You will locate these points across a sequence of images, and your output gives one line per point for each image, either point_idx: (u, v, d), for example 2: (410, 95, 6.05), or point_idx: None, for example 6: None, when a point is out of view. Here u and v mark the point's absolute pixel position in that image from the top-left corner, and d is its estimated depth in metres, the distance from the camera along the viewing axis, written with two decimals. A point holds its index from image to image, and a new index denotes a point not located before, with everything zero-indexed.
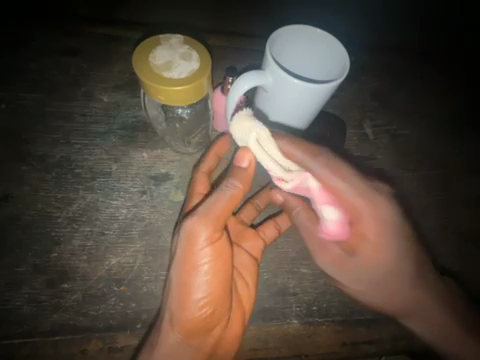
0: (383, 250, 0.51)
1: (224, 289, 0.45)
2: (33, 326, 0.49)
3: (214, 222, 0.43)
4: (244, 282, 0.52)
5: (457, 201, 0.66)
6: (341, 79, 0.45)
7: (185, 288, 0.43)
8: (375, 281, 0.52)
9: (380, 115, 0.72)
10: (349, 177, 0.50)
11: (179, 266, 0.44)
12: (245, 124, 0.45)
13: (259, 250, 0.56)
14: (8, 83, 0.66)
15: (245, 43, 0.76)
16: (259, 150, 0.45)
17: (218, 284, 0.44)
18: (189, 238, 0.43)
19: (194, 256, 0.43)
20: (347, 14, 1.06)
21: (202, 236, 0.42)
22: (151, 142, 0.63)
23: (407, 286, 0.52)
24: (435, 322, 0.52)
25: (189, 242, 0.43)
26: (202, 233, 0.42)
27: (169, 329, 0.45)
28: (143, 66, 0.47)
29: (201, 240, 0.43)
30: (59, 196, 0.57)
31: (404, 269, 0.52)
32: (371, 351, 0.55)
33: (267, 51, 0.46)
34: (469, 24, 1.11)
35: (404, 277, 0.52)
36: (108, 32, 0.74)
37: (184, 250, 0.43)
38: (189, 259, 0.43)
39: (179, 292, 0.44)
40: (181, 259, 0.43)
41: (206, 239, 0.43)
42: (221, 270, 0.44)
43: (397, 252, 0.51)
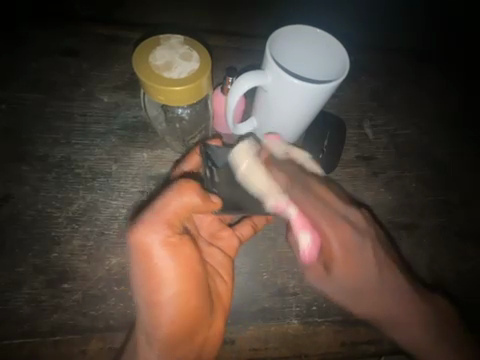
0: (348, 252, 0.53)
1: (195, 293, 0.41)
2: (33, 326, 0.49)
3: (166, 226, 0.38)
4: (221, 280, 0.49)
5: (456, 202, 0.67)
6: (340, 80, 0.45)
7: (153, 298, 0.40)
8: (338, 280, 0.53)
9: (379, 115, 0.72)
10: (304, 197, 0.50)
11: (138, 277, 0.40)
12: (240, 153, 0.49)
13: (234, 248, 0.53)
14: (8, 83, 0.66)
15: (245, 43, 0.76)
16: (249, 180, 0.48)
17: (187, 285, 0.40)
18: (141, 248, 0.38)
19: (153, 267, 0.39)
20: (347, 14, 1.06)
21: (150, 244, 0.38)
22: (151, 142, 0.63)
23: (369, 282, 0.54)
24: (410, 316, 0.54)
25: (142, 253, 0.38)
26: (155, 239, 0.38)
27: (149, 341, 0.42)
28: (143, 66, 0.47)
29: (158, 247, 0.38)
30: (60, 196, 0.57)
31: (367, 268, 0.54)
32: (371, 351, 0.55)
33: (267, 51, 0.46)
34: (468, 25, 1.11)
35: (368, 277, 0.54)
36: (108, 32, 0.74)
37: (141, 262, 0.39)
38: (149, 271, 0.39)
39: (146, 305, 0.40)
40: (141, 272, 0.39)
41: (161, 246, 0.38)
42: (189, 271, 0.40)
43: (364, 270, 0.54)
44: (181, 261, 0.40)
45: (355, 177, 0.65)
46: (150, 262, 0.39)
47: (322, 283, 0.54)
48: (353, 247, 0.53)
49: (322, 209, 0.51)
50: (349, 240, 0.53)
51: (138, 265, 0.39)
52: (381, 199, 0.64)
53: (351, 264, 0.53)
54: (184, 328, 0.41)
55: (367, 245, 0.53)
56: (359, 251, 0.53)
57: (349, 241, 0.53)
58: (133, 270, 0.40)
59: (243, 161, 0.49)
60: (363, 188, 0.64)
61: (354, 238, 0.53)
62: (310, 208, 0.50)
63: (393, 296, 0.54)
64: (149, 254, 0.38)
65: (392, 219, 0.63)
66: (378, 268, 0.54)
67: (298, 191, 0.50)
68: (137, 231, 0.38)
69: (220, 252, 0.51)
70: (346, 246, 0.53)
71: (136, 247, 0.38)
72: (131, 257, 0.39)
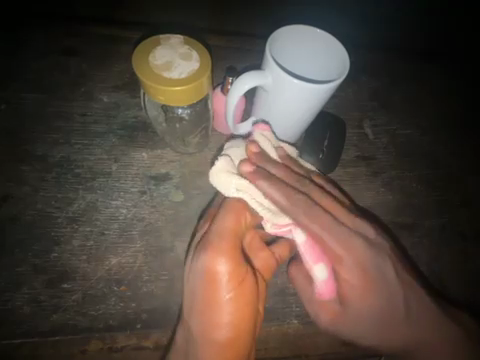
0: (364, 291, 0.44)
1: (248, 325, 0.41)
2: (33, 326, 0.49)
3: (235, 253, 0.40)
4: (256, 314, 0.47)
5: (457, 202, 0.67)
6: (341, 80, 0.45)
7: (210, 322, 0.41)
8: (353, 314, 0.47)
9: (379, 116, 0.72)
10: (298, 208, 0.42)
11: (198, 299, 0.41)
12: (217, 168, 0.45)
13: (269, 268, 0.49)
14: (8, 83, 0.66)
15: (246, 43, 0.76)
16: (243, 192, 0.44)
17: (243, 314, 0.41)
18: (210, 271, 0.39)
19: (217, 291, 0.40)
20: (347, 14, 1.06)
21: (221, 268, 0.39)
22: (151, 142, 0.63)
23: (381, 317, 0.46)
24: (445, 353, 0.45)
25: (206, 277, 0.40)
26: (223, 267, 0.39)
27: None
28: (143, 66, 0.47)
29: (226, 279, 0.39)
30: (59, 196, 0.57)
31: (383, 300, 0.44)
32: (371, 352, 0.55)
33: (267, 51, 0.46)
34: (468, 25, 1.11)
35: (387, 308, 0.45)
36: (108, 32, 0.74)
37: (207, 283, 0.40)
38: (211, 294, 0.40)
39: (200, 325, 0.41)
40: (203, 292, 0.40)
41: (228, 272, 0.39)
42: (248, 301, 0.41)
43: (383, 294, 0.44)
44: (246, 296, 0.40)
45: (355, 177, 0.65)
46: (213, 289, 0.40)
47: (338, 322, 0.49)
48: (375, 276, 0.44)
49: (333, 225, 0.43)
50: (370, 265, 0.43)
51: (200, 288, 0.40)
52: (381, 199, 0.64)
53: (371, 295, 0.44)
54: (228, 354, 0.41)
55: (389, 271, 0.44)
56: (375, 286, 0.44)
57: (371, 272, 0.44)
58: (192, 291, 0.42)
59: (227, 186, 0.44)
60: (363, 188, 0.64)
61: (371, 268, 0.43)
62: (315, 225, 0.42)
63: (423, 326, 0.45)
64: (213, 280, 0.40)
65: (393, 218, 0.63)
66: (401, 288, 0.45)
67: (296, 203, 0.42)
68: (201, 256, 0.40)
69: (260, 278, 0.47)
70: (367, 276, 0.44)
71: (205, 272, 0.40)
72: (195, 280, 0.41)
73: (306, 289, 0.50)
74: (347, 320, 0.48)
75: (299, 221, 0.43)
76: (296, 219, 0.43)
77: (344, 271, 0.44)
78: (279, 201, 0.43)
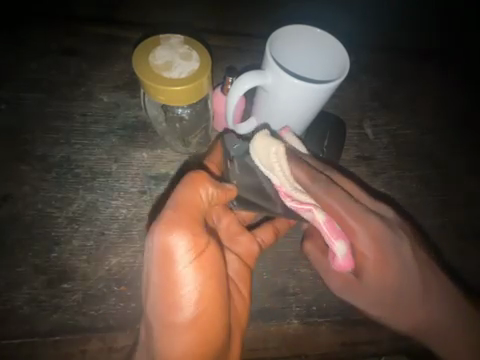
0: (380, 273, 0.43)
1: (216, 291, 0.40)
2: (33, 326, 0.49)
3: (190, 222, 0.39)
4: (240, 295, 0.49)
5: (457, 202, 0.66)
6: (341, 80, 0.45)
7: (168, 300, 0.39)
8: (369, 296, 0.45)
9: (379, 116, 0.72)
10: (342, 199, 0.41)
11: (153, 278, 0.39)
12: (263, 141, 0.43)
13: (253, 256, 0.53)
14: (8, 83, 0.66)
15: (246, 43, 0.76)
16: (273, 165, 0.43)
17: (206, 281, 0.40)
18: (162, 246, 0.38)
19: (175, 266, 0.38)
20: (347, 14, 1.06)
21: (176, 241, 0.38)
22: (151, 142, 0.63)
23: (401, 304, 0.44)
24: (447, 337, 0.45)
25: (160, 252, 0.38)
26: (178, 240, 0.38)
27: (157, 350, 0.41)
28: (142, 66, 0.47)
29: (183, 250, 0.38)
30: (59, 196, 0.57)
31: (405, 281, 0.43)
32: (371, 352, 0.55)
33: (267, 51, 0.46)
34: (468, 25, 1.11)
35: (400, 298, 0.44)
36: (108, 32, 0.74)
37: (160, 260, 0.38)
38: (168, 270, 0.38)
39: (162, 307, 0.40)
40: (158, 270, 0.39)
41: (186, 244, 0.38)
42: (211, 273, 0.40)
43: (401, 274, 0.42)
44: (205, 266, 0.39)
45: (355, 177, 0.65)
46: (165, 266, 0.38)
47: (351, 291, 0.47)
48: (391, 256, 0.42)
49: (345, 200, 0.41)
50: (386, 248, 0.42)
51: (155, 271, 0.39)
52: (381, 199, 0.64)
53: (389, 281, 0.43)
54: (201, 329, 0.40)
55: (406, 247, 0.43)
56: (394, 266, 0.42)
57: (388, 250, 0.42)
58: (147, 272, 0.40)
59: (261, 155, 0.43)
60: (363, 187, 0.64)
61: (389, 244, 0.42)
62: (337, 201, 0.41)
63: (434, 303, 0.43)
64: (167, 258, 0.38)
65: None
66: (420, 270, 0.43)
67: (318, 179, 0.41)
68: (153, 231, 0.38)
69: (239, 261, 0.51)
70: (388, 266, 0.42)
71: (159, 249, 0.38)
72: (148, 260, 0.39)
73: (322, 261, 0.51)
74: (362, 294, 0.46)
75: (313, 191, 0.42)
76: (310, 190, 0.42)
77: (361, 246, 0.42)
78: (305, 175, 0.41)
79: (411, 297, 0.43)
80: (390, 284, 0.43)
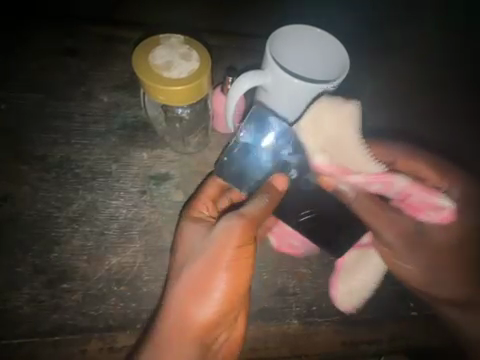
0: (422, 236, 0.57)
1: (241, 294, 0.46)
2: (33, 326, 0.49)
3: (250, 226, 0.45)
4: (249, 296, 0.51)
5: None
6: (340, 80, 0.46)
7: (220, 313, 0.46)
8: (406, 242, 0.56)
9: (379, 115, 0.72)
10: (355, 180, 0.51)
11: (220, 287, 0.45)
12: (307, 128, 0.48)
13: None
14: (8, 83, 0.66)
15: (246, 42, 0.76)
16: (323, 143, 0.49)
17: (237, 284, 0.45)
18: (230, 228, 0.45)
19: (226, 248, 0.45)
20: (348, 14, 1.06)
21: (238, 232, 0.45)
22: (151, 142, 0.63)
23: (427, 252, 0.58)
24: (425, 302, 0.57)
25: (242, 269, 0.45)
26: (235, 230, 0.45)
27: (165, 311, 0.46)
28: (142, 65, 0.47)
29: (235, 242, 0.45)
30: (59, 196, 0.57)
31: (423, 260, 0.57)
32: (371, 351, 0.55)
33: (266, 51, 0.47)
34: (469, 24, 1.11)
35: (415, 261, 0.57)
36: (108, 32, 0.74)
37: (221, 238, 0.45)
38: (221, 248, 0.45)
39: (202, 275, 0.45)
40: (214, 246, 0.45)
41: (241, 238, 0.45)
42: (240, 277, 0.46)
43: (403, 227, 0.56)
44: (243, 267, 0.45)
45: None
46: (240, 292, 0.46)
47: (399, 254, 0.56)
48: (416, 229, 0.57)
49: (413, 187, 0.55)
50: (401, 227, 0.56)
51: (228, 283, 0.45)
52: None
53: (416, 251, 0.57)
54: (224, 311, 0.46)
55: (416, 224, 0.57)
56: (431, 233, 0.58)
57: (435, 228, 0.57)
58: (219, 273, 0.45)
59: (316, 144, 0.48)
60: None
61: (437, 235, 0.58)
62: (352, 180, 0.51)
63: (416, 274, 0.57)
64: (224, 236, 0.45)
65: None
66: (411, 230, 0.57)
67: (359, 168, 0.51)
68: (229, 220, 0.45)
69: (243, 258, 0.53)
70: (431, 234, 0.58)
71: (225, 230, 0.45)
72: (231, 271, 0.45)
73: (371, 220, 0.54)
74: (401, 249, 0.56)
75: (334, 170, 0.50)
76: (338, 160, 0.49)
77: (420, 200, 0.54)
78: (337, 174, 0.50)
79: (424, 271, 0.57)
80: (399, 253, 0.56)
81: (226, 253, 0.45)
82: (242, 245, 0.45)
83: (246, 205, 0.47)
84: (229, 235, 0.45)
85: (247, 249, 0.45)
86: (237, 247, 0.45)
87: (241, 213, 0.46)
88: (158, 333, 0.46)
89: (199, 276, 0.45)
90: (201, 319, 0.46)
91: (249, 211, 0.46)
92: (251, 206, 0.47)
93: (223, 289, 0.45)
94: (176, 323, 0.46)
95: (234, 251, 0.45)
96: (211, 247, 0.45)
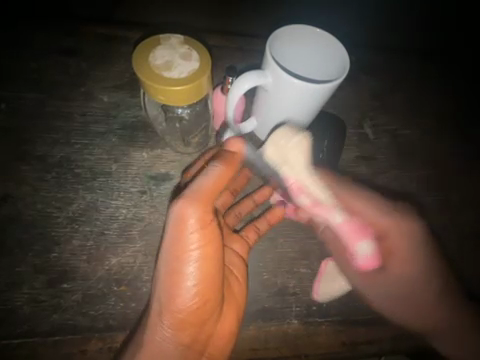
0: (403, 259, 0.59)
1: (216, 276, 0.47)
2: (33, 326, 0.49)
3: (202, 202, 0.44)
4: (235, 278, 0.53)
5: (457, 202, 0.66)
6: (341, 80, 0.45)
7: (195, 302, 0.46)
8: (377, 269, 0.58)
9: (379, 115, 0.72)
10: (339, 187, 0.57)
11: (192, 274, 0.45)
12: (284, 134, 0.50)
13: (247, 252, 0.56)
14: (8, 83, 0.66)
15: (246, 42, 0.76)
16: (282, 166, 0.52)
17: (208, 266, 0.46)
18: (181, 216, 0.44)
19: (187, 235, 0.44)
20: (347, 14, 1.06)
21: (191, 215, 0.44)
22: (151, 142, 0.63)
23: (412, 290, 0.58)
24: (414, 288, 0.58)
25: (210, 249, 0.45)
26: (191, 215, 0.44)
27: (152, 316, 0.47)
28: (143, 65, 0.47)
29: (194, 225, 0.44)
30: (59, 196, 0.57)
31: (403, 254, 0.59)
32: (371, 351, 0.55)
33: (267, 51, 0.46)
34: (468, 25, 1.11)
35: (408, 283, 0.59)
36: (108, 32, 0.74)
37: (176, 227, 0.44)
38: (181, 237, 0.44)
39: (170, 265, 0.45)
40: (172, 236, 0.45)
41: (196, 220, 0.44)
42: (210, 258, 0.46)
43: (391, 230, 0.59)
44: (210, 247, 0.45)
45: (355, 177, 0.65)
46: (212, 276, 0.46)
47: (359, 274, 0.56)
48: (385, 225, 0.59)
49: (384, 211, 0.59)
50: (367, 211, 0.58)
51: (199, 268, 0.45)
52: None
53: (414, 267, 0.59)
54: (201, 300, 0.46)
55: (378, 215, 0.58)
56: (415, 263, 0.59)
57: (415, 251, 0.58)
58: (186, 262, 0.45)
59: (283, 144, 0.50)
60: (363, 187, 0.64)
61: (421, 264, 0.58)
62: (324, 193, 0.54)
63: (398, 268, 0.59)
64: (182, 225, 0.44)
65: None
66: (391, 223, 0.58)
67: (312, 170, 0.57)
68: (177, 204, 0.44)
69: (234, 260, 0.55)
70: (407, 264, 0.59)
71: (177, 218, 0.44)
72: (197, 258, 0.45)
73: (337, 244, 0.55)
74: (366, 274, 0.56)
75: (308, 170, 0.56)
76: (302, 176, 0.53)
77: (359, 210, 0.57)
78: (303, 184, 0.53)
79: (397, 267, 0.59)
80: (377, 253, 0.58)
81: (187, 241, 0.44)
82: (203, 225, 0.45)
83: (192, 183, 0.46)
84: (185, 221, 0.44)
85: (208, 229, 0.45)
86: (199, 230, 0.44)
87: (186, 195, 0.44)
88: (149, 334, 0.47)
89: (169, 267, 0.45)
90: (182, 311, 0.46)
91: (198, 189, 0.45)
92: (199, 181, 0.45)
93: (195, 275, 0.45)
94: (165, 322, 0.46)
95: (194, 235, 0.44)
96: (168, 239, 0.45)
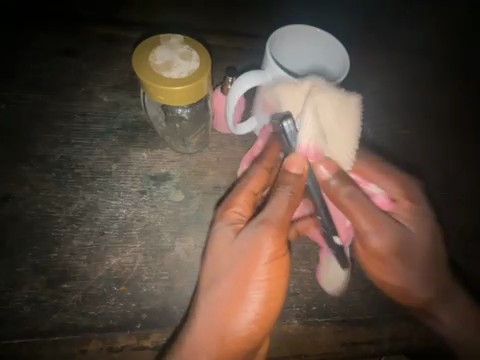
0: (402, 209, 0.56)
1: (275, 308, 0.46)
2: (33, 326, 0.49)
3: (280, 239, 0.44)
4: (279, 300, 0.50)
5: (457, 202, 0.66)
6: (340, 79, 0.45)
7: (250, 329, 0.45)
8: (393, 234, 0.52)
9: (378, 114, 0.72)
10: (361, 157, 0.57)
11: (254, 301, 0.45)
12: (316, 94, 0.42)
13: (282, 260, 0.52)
14: (8, 83, 0.66)
15: (246, 43, 0.76)
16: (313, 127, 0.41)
17: (270, 300, 0.45)
18: (257, 246, 0.44)
19: (257, 267, 0.44)
20: (347, 13, 1.06)
21: (267, 249, 0.44)
22: (151, 142, 0.63)
23: (415, 245, 0.54)
24: (431, 280, 0.55)
25: (276, 281, 0.45)
26: (267, 249, 0.44)
27: (200, 336, 0.45)
28: (143, 66, 0.47)
29: (266, 259, 0.44)
30: (59, 196, 0.57)
31: (419, 238, 0.54)
32: (372, 352, 0.55)
33: (267, 51, 0.46)
34: (468, 25, 1.11)
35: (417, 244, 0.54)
36: (108, 32, 0.74)
37: (250, 255, 0.44)
38: (252, 268, 0.44)
39: (234, 296, 0.45)
40: (244, 264, 0.44)
41: (270, 254, 0.44)
42: (273, 294, 0.45)
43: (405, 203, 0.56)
44: (274, 286, 0.45)
45: None
46: (276, 300, 0.46)
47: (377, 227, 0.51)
48: (405, 191, 0.56)
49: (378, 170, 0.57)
50: (392, 184, 0.56)
51: (262, 299, 0.45)
52: None
53: (415, 218, 0.55)
54: (254, 330, 0.45)
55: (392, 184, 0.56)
56: (419, 222, 0.55)
57: (418, 195, 0.56)
58: (252, 287, 0.45)
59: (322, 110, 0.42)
60: None
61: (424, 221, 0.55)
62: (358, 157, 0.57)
63: (424, 246, 0.54)
64: (254, 255, 0.44)
65: None
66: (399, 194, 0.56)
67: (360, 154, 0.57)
68: (254, 229, 0.45)
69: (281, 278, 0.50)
70: (418, 225, 0.54)
71: (252, 248, 0.44)
72: (264, 285, 0.45)
73: (359, 202, 0.49)
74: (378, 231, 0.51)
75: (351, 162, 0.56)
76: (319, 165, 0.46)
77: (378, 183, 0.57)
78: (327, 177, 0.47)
79: (421, 250, 0.54)
80: (388, 224, 0.52)
81: (257, 268, 0.44)
82: (278, 257, 0.45)
83: (267, 210, 0.46)
84: (259, 252, 0.44)
85: (279, 262, 0.45)
86: (270, 262, 0.44)
87: (263, 220, 0.45)
88: (197, 344, 0.45)
89: (231, 290, 0.45)
90: (239, 332, 0.45)
91: (273, 217, 0.45)
92: (274, 210, 0.45)
93: (256, 305, 0.45)
94: (208, 343, 0.45)
95: (268, 266, 0.44)
96: (238, 267, 0.45)
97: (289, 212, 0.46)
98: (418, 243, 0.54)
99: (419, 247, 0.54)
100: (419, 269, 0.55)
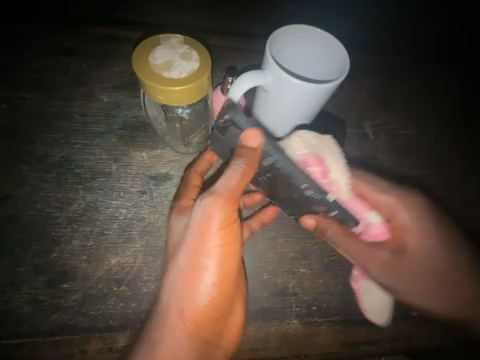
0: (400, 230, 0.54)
1: (233, 276, 0.46)
2: (32, 326, 0.49)
3: (230, 207, 0.42)
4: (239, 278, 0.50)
5: (456, 202, 0.66)
6: (340, 80, 0.45)
7: (212, 300, 0.45)
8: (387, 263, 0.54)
9: (377, 114, 0.72)
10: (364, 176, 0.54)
11: (211, 272, 0.44)
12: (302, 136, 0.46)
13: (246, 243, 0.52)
14: (7, 83, 0.66)
15: (246, 43, 0.76)
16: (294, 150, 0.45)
17: (226, 271, 0.45)
18: (208, 215, 0.42)
19: (208, 238, 0.43)
20: (347, 13, 1.06)
21: (217, 217, 0.42)
22: (151, 142, 0.63)
23: (418, 271, 0.54)
24: (443, 294, 0.55)
25: (229, 249, 0.44)
26: (217, 216, 0.42)
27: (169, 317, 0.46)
28: (142, 66, 0.47)
29: (216, 229, 0.43)
30: (59, 196, 0.57)
31: (420, 258, 0.55)
32: (372, 351, 0.55)
33: (266, 51, 0.46)
34: (467, 25, 1.11)
35: (415, 261, 0.55)
36: (108, 32, 0.74)
37: (200, 226, 0.43)
38: (202, 240, 0.43)
39: (189, 270, 0.45)
40: (195, 236, 0.44)
41: (220, 221, 0.42)
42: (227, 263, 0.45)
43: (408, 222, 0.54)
44: (229, 256, 0.45)
45: None
46: (233, 265, 0.45)
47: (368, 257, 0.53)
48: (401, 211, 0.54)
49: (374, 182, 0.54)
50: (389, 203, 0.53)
51: (217, 270, 0.44)
52: None
53: (423, 242, 0.54)
54: (218, 301, 0.45)
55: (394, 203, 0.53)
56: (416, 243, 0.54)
57: (416, 212, 0.54)
58: (206, 258, 0.44)
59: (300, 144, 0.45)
60: None
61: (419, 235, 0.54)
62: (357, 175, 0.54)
63: (423, 262, 0.55)
64: (203, 227, 0.43)
65: None
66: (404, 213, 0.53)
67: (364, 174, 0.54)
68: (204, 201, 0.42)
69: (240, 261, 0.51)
70: (421, 245, 0.55)
71: (202, 219, 0.43)
72: (218, 255, 0.44)
73: (351, 240, 0.53)
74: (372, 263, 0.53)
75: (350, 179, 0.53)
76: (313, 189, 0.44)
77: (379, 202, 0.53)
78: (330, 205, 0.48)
79: (423, 272, 0.54)
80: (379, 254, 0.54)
81: (208, 238, 0.43)
82: (229, 224, 0.43)
83: (221, 179, 0.43)
84: (208, 222, 0.42)
85: (230, 230, 0.43)
86: (220, 230, 0.43)
87: (214, 191, 0.42)
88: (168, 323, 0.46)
89: (187, 264, 0.45)
90: (202, 305, 0.45)
91: (226, 186, 0.42)
92: (227, 179, 0.43)
93: (214, 276, 0.44)
94: (175, 320, 0.46)
95: (218, 234, 0.43)
96: (191, 239, 0.44)
97: (244, 183, 0.43)
98: (418, 266, 0.54)
99: (421, 267, 0.55)
100: (428, 288, 0.55)
